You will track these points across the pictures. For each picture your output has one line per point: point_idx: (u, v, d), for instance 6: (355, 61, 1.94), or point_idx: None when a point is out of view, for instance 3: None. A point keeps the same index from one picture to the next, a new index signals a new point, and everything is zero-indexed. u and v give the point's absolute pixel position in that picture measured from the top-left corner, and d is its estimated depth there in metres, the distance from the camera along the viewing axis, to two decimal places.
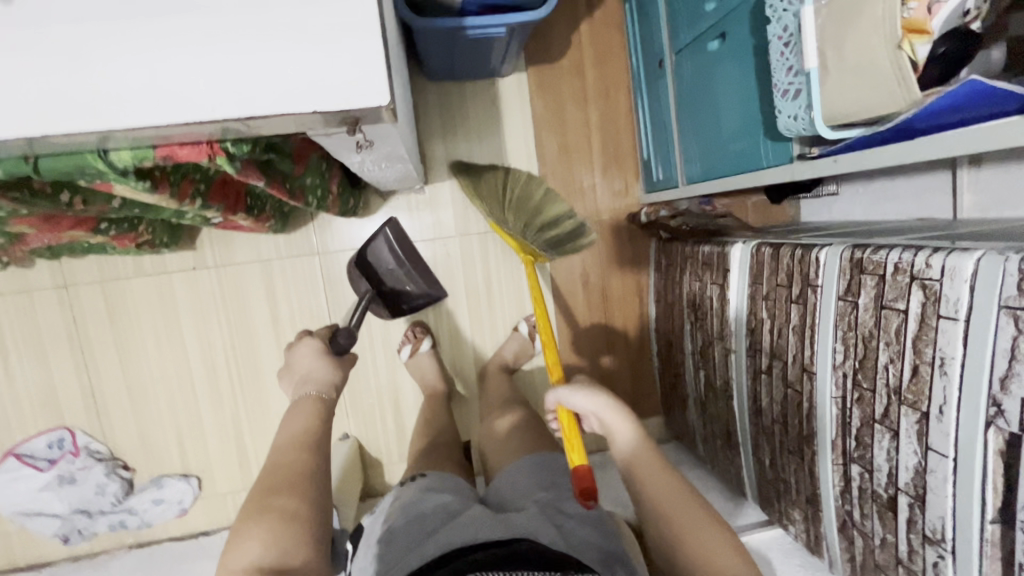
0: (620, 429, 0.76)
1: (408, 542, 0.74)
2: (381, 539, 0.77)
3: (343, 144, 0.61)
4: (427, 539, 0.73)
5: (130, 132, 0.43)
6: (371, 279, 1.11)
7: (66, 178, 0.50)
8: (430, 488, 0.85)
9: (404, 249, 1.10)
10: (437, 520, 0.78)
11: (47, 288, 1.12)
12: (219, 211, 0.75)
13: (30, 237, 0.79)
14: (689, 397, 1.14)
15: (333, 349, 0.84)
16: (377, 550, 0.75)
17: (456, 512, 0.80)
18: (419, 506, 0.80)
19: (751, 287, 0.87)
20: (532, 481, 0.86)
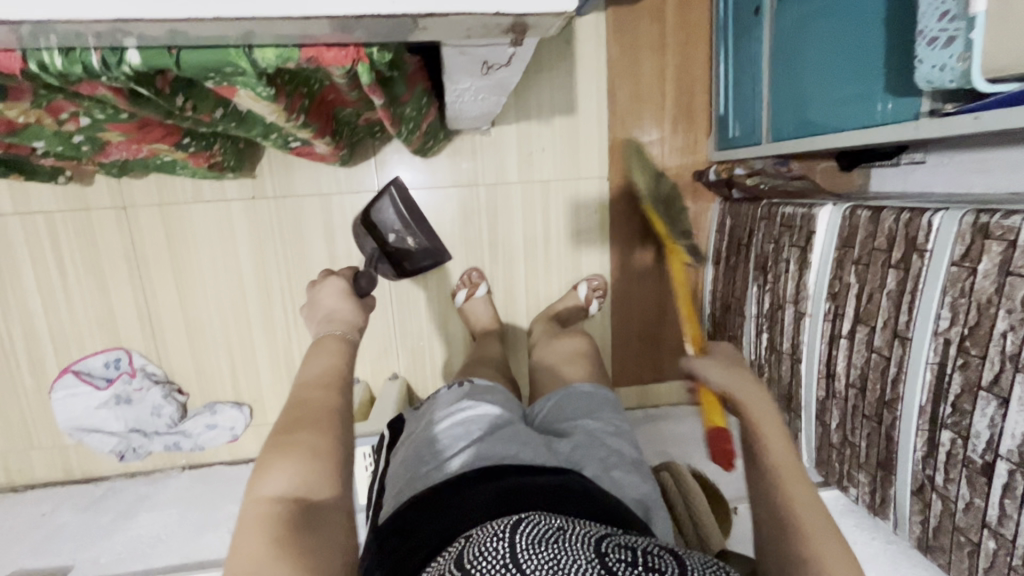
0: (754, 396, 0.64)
1: (446, 448, 0.72)
2: (422, 437, 0.76)
3: (468, 65, 0.58)
4: (467, 446, 0.71)
5: (285, 25, 0.40)
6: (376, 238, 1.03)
7: (199, 78, 0.47)
8: (473, 393, 0.82)
9: (409, 207, 1.03)
10: (482, 428, 0.74)
11: (106, 209, 1.11)
12: (312, 132, 0.72)
13: (112, 147, 0.76)
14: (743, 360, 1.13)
15: (355, 291, 0.79)
16: (417, 447, 0.75)
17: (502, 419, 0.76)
18: (464, 409, 0.78)
19: (839, 251, 0.86)
20: (579, 407, 0.84)
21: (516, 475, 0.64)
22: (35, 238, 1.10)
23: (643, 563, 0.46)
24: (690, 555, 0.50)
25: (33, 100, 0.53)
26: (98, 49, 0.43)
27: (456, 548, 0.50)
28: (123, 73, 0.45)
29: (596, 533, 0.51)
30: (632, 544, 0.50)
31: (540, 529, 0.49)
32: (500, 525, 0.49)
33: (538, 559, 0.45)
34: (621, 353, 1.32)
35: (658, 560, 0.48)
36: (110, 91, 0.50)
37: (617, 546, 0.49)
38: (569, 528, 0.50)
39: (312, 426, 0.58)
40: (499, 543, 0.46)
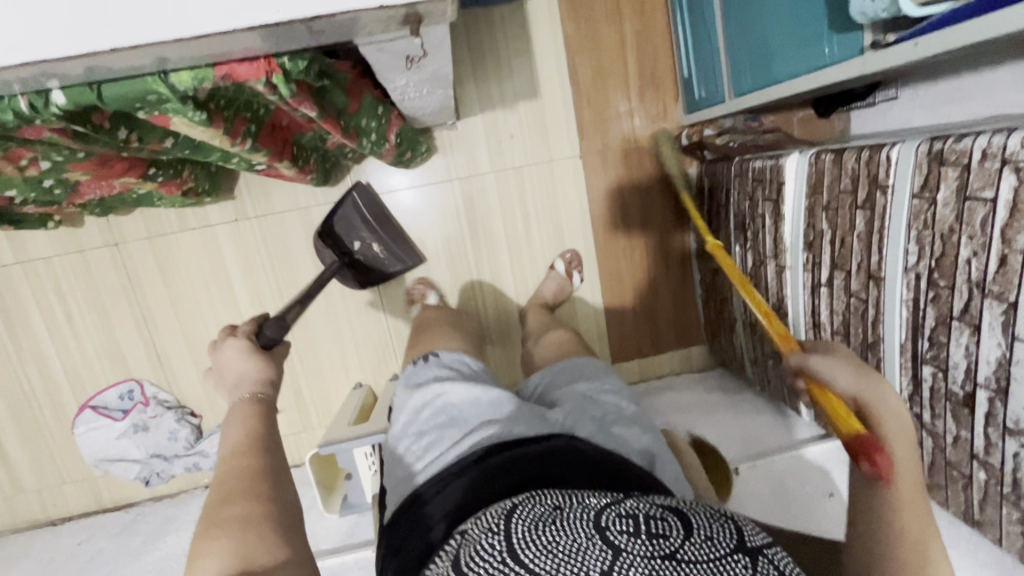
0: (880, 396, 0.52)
1: (437, 439, 0.71)
2: (407, 430, 0.75)
3: (393, 62, 0.58)
4: (457, 434, 0.70)
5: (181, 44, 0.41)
6: (339, 248, 1.12)
7: (126, 109, 0.49)
8: (445, 379, 0.80)
9: (373, 212, 1.11)
10: (466, 412, 0.73)
11: (99, 248, 1.15)
12: (268, 157, 0.74)
13: (85, 187, 0.79)
14: (736, 321, 1.12)
15: (262, 343, 0.74)
16: (406, 443, 0.74)
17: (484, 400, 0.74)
18: (443, 396, 0.76)
19: (809, 199, 0.84)
20: (570, 373, 0.86)
21: (507, 449, 0.64)
22: (39, 285, 1.15)
23: (645, 530, 0.45)
24: (696, 512, 0.49)
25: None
26: (25, 93, 0.45)
27: (452, 547, 0.51)
28: (54, 114, 0.47)
29: (595, 504, 0.49)
30: (635, 510, 0.48)
31: (535, 513, 0.49)
32: (494, 517, 0.50)
33: (533, 548, 0.45)
34: (617, 330, 1.32)
35: (662, 524, 0.46)
36: (54, 133, 0.53)
37: (617, 514, 0.47)
38: (566, 507, 0.49)
39: (242, 497, 0.56)
40: (493, 537, 0.47)
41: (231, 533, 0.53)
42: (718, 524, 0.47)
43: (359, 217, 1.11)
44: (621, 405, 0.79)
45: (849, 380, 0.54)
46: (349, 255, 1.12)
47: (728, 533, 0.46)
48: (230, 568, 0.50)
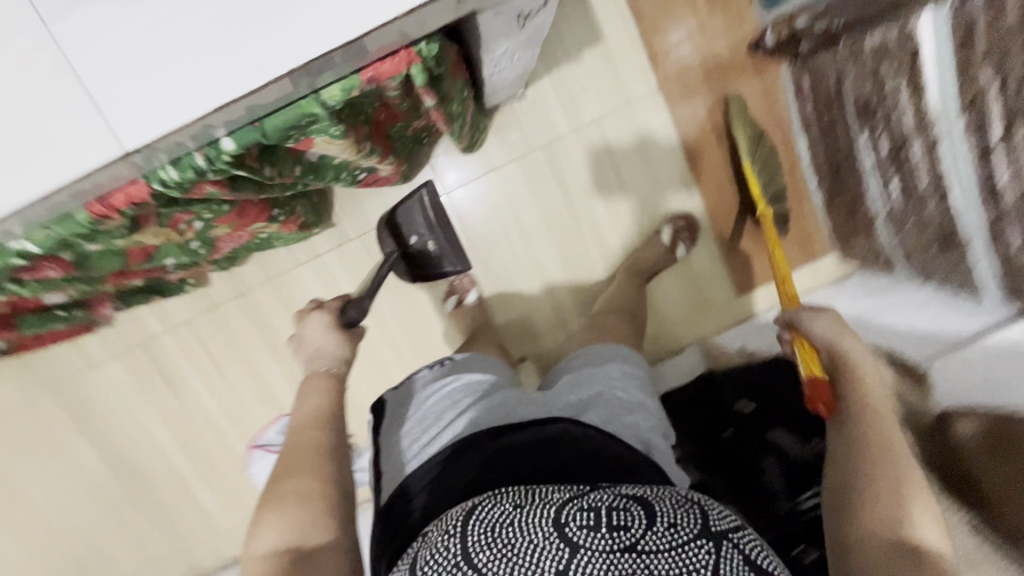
0: (856, 351, 0.73)
1: (437, 421, 0.75)
2: (416, 414, 0.77)
3: (504, 25, 0.56)
4: (459, 416, 0.73)
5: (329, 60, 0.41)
6: (397, 239, 1.08)
7: (281, 139, 0.50)
8: (459, 369, 0.82)
9: (437, 215, 1.06)
10: (472, 398, 0.76)
11: (229, 300, 1.23)
12: (378, 155, 0.73)
13: (223, 241, 0.83)
14: (876, 217, 1.03)
15: (342, 321, 0.82)
16: (411, 426, 0.77)
17: (499, 392, 0.76)
18: (452, 384, 0.79)
19: (958, 55, 0.74)
20: (599, 356, 0.84)
21: (502, 436, 0.67)
22: (188, 346, 1.24)
23: (607, 521, 0.51)
24: (660, 498, 0.55)
25: (160, 219, 0.59)
26: (199, 147, 0.46)
27: (412, 551, 0.56)
28: (224, 163, 0.49)
29: (563, 499, 0.55)
30: (597, 502, 0.53)
31: (495, 513, 0.54)
32: (456, 517, 0.55)
33: (487, 551, 0.50)
34: (737, 261, 1.24)
35: (624, 514, 0.52)
36: (215, 186, 0.55)
37: (579, 510, 0.52)
38: (525, 505, 0.54)
39: (302, 472, 0.67)
40: (449, 541, 0.52)
41: (287, 506, 0.63)
42: (680, 510, 0.53)
43: (421, 216, 1.06)
44: (631, 392, 0.78)
45: (820, 332, 0.77)
46: (404, 248, 1.08)
47: (690, 517, 0.52)
48: (284, 540, 0.61)
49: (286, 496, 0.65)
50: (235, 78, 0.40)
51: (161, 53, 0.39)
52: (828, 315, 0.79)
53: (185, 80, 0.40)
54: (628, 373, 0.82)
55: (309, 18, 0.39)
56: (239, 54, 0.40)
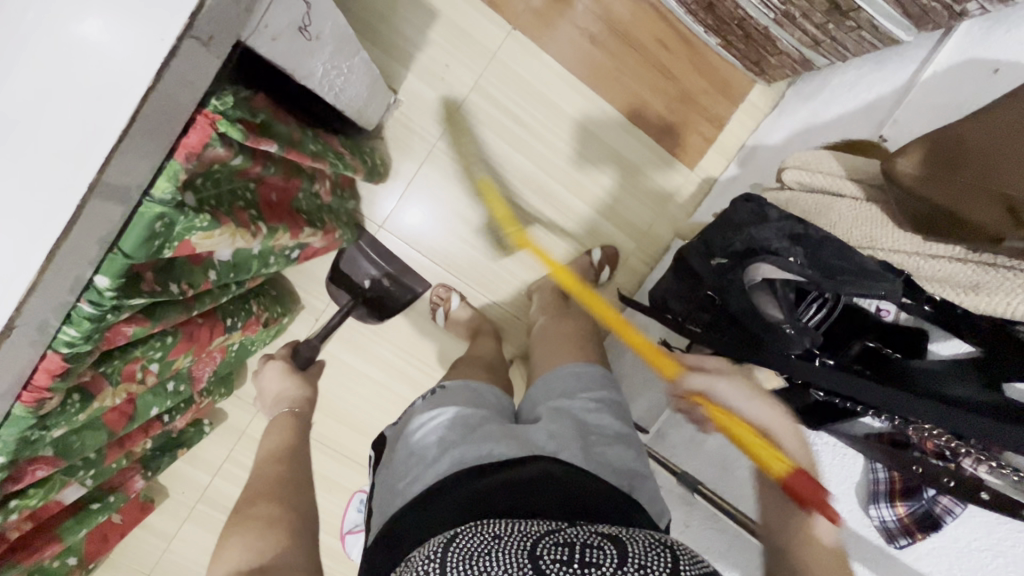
0: (782, 429, 0.61)
1: (418, 457, 0.67)
2: (400, 454, 0.69)
3: (294, 45, 0.59)
4: (437, 452, 0.65)
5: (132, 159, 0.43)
6: (350, 288, 1.20)
7: (153, 253, 0.51)
8: (445, 401, 0.74)
9: (380, 252, 1.20)
10: (456, 432, 0.67)
11: (252, 420, 1.26)
12: (287, 229, 0.74)
13: (196, 369, 0.86)
14: (767, 25, 1.00)
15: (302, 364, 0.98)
16: (395, 465, 0.69)
17: (483, 424, 0.68)
18: (441, 416, 0.70)
19: None
20: (582, 380, 0.77)
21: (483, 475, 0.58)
22: (239, 478, 1.28)
23: (580, 559, 0.42)
24: (635, 538, 0.46)
25: (109, 377, 0.62)
26: (81, 297, 0.49)
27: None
28: (111, 300, 0.50)
29: (536, 531, 0.46)
30: (572, 537, 0.45)
31: (472, 541, 0.45)
32: (434, 545, 0.47)
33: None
34: (672, 139, 1.24)
35: (597, 552, 0.43)
36: (130, 324, 0.57)
37: (552, 545, 0.44)
38: (506, 533, 0.46)
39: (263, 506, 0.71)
40: (427, 565, 0.44)
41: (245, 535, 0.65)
42: (652, 551, 0.44)
43: (366, 259, 1.18)
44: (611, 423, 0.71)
45: (760, 414, 0.63)
46: (363, 292, 1.20)
47: (663, 559, 0.43)
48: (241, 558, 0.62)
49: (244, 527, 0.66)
50: (39, 222, 0.41)
51: None
52: (727, 372, 0.69)
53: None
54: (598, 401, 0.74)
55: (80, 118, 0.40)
56: (28, 185, 0.40)
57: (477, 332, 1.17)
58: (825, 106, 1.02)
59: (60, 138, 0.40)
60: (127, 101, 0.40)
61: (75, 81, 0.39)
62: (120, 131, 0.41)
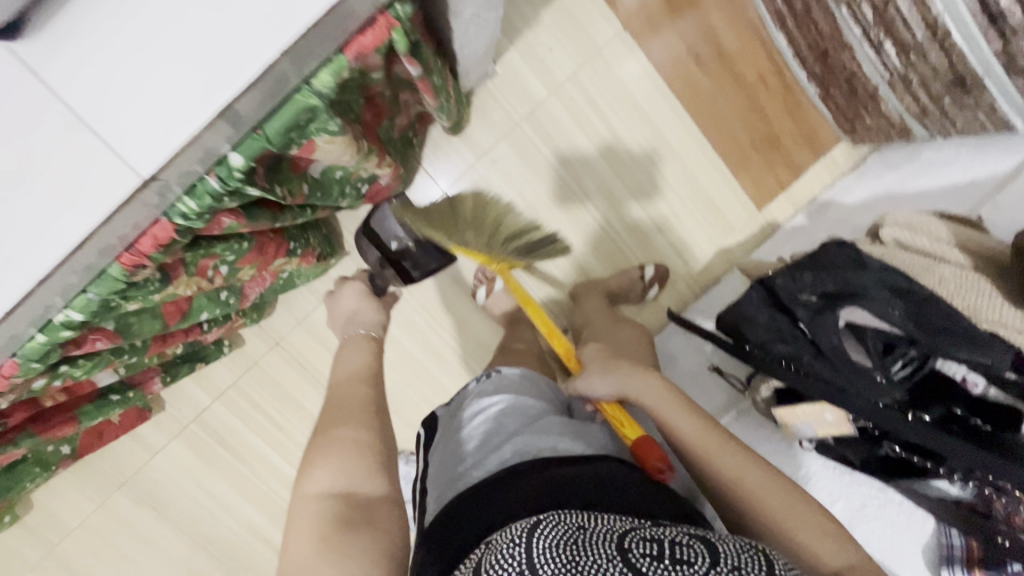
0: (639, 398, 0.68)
1: (480, 446, 0.66)
2: (457, 436, 0.69)
3: None
4: (502, 442, 0.65)
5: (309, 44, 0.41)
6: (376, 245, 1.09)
7: (286, 144, 0.50)
8: (504, 387, 0.73)
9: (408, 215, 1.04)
10: (516, 421, 0.68)
11: (267, 353, 1.23)
12: (375, 156, 0.72)
13: (248, 288, 0.84)
14: (878, 86, 1.00)
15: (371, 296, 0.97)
16: (452, 446, 0.69)
17: (547, 417, 0.68)
18: (500, 405, 0.70)
19: None
20: None
21: (553, 468, 0.58)
22: (241, 409, 1.24)
23: (671, 555, 0.44)
24: (724, 540, 0.48)
25: (187, 267, 0.60)
26: (210, 170, 0.46)
27: (476, 555, 0.48)
28: (238, 183, 0.49)
29: (622, 526, 0.47)
30: (658, 533, 0.47)
31: (557, 531, 0.46)
32: (517, 527, 0.47)
33: (556, 563, 0.43)
34: (748, 176, 1.24)
35: (688, 550, 0.45)
36: (230, 216, 0.56)
37: (643, 541, 0.45)
38: (592, 525, 0.47)
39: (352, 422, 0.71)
40: (512, 548, 0.45)
41: (339, 452, 0.67)
42: (746, 555, 0.46)
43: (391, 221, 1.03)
44: None
45: (605, 390, 0.69)
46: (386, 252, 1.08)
47: (756, 561, 0.45)
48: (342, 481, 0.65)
49: (338, 443, 0.68)
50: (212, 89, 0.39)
51: (150, 72, 0.39)
52: (597, 360, 0.73)
53: (165, 109, 0.39)
54: None
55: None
56: (214, 53, 0.39)
57: (517, 318, 1.16)
58: (912, 177, 1.03)
59: (252, 9, 0.38)
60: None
61: None
62: (319, 12, 0.39)
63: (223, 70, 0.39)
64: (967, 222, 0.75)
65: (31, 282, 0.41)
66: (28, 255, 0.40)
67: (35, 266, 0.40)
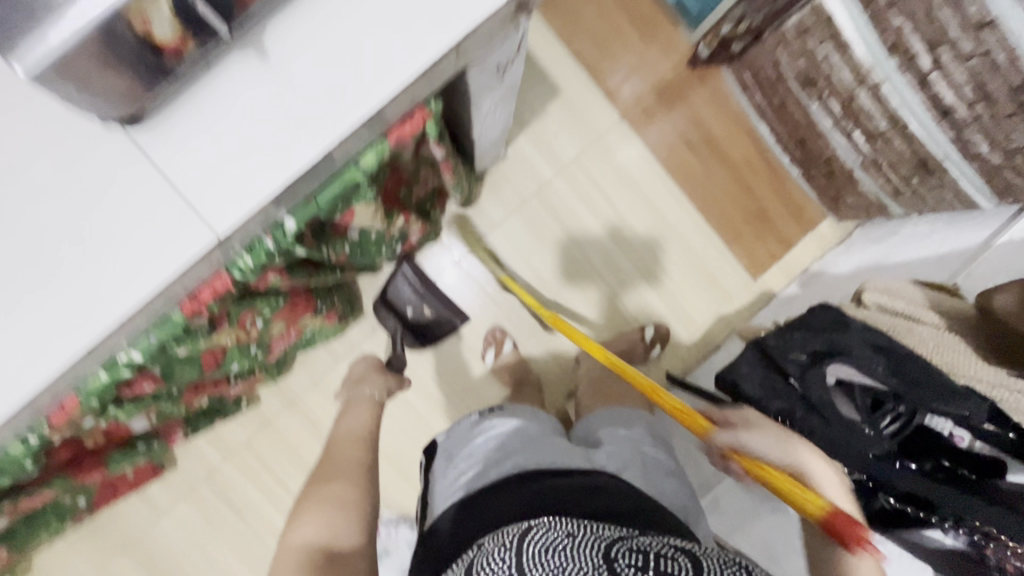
0: (812, 465, 0.62)
1: (484, 460, 0.70)
2: (462, 453, 0.74)
3: (486, 81, 0.66)
4: (504, 457, 0.69)
5: (368, 131, 0.50)
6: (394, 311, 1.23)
7: (332, 210, 0.58)
8: (509, 414, 0.79)
9: (417, 275, 1.22)
10: (518, 441, 0.72)
11: (281, 412, 1.26)
12: (401, 225, 0.81)
13: (275, 343, 0.90)
14: (853, 168, 1.11)
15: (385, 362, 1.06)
16: (455, 465, 0.73)
17: (547, 437, 0.73)
18: (505, 427, 0.75)
19: (869, 10, 0.86)
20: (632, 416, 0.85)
21: (550, 476, 0.62)
22: (250, 469, 1.26)
23: (655, 566, 0.46)
24: (709, 556, 0.50)
25: (231, 318, 0.66)
26: (267, 232, 0.54)
27: (467, 557, 0.53)
28: (289, 243, 0.56)
29: (609, 537, 0.50)
30: (647, 548, 0.48)
31: (549, 538, 0.49)
32: (509, 535, 0.51)
33: (543, 569, 0.46)
34: (741, 248, 1.32)
35: (671, 563, 0.46)
36: (276, 273, 0.63)
37: (628, 551, 0.47)
38: (580, 534, 0.50)
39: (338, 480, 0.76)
40: (504, 552, 0.48)
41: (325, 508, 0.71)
42: (728, 569, 0.48)
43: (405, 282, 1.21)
44: (663, 458, 0.77)
45: (770, 448, 0.64)
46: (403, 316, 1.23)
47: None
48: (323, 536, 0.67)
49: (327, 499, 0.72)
50: (284, 166, 0.46)
51: (237, 152, 0.46)
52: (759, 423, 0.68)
53: (246, 182, 0.46)
54: (653, 441, 0.80)
55: (345, 90, 0.46)
56: (290, 136, 0.46)
57: (523, 380, 1.20)
58: (892, 250, 1.10)
59: (325, 102, 0.46)
60: (387, 88, 0.46)
61: (362, 63, 0.46)
62: (376, 107, 0.47)
63: (297, 150, 0.46)
64: (943, 288, 0.81)
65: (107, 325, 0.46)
66: (110, 301, 0.45)
67: (115, 311, 0.45)
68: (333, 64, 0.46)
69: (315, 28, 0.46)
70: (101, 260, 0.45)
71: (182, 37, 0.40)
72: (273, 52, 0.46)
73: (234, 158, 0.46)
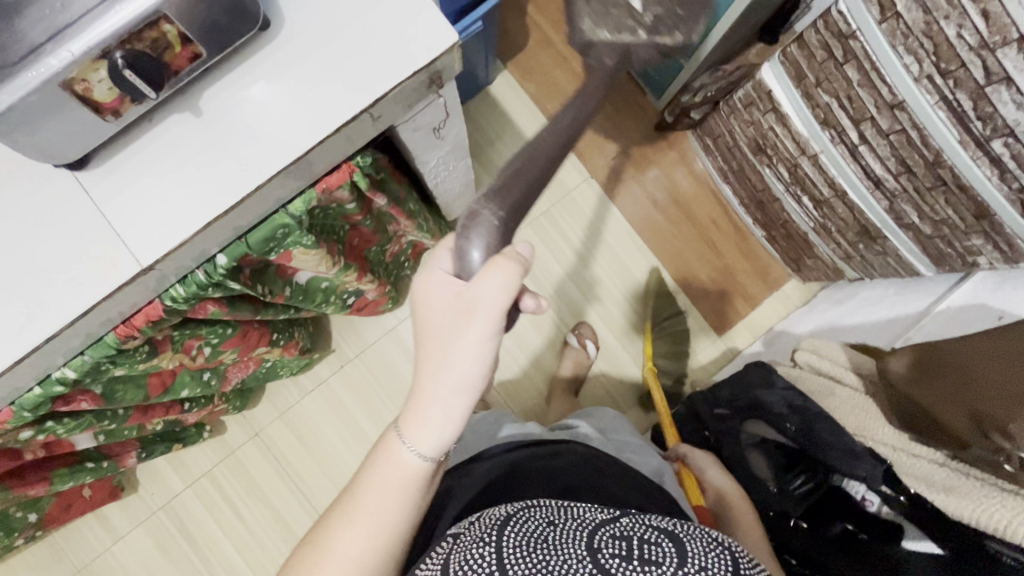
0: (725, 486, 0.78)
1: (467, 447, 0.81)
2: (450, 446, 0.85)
3: (424, 138, 0.72)
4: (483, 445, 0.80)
5: (295, 178, 0.56)
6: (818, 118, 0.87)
7: (265, 250, 0.64)
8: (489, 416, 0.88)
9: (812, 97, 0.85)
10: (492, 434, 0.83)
11: (246, 443, 1.29)
12: (355, 272, 0.85)
13: (231, 371, 0.94)
14: (806, 232, 1.15)
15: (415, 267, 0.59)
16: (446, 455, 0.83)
17: (510, 430, 0.83)
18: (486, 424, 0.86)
19: (800, 87, 0.91)
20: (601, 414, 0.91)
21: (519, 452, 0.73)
22: (209, 499, 1.27)
23: (638, 554, 0.47)
24: (693, 535, 0.51)
25: (172, 344, 0.71)
26: (199, 266, 0.60)
27: (441, 550, 0.53)
28: (221, 275, 0.62)
29: (592, 522, 0.52)
30: (629, 532, 0.50)
31: (528, 529, 0.50)
32: (489, 526, 0.52)
33: (522, 564, 0.47)
34: (707, 304, 1.35)
35: (655, 550, 0.48)
36: (214, 304, 0.68)
37: (609, 538, 0.49)
38: (561, 522, 0.51)
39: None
40: (484, 547, 0.48)
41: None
42: (712, 552, 0.49)
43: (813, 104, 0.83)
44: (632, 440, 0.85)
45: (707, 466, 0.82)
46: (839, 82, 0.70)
47: (723, 560, 0.48)
48: None
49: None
50: (213, 203, 0.52)
51: (177, 189, 0.52)
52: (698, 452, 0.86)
53: (187, 212, 0.52)
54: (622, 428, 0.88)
55: (268, 144, 0.53)
56: (224, 177, 0.52)
57: None
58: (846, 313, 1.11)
59: (251, 152, 0.53)
60: (305, 143, 0.53)
61: (285, 119, 0.53)
62: (293, 159, 0.53)
63: (225, 190, 0.52)
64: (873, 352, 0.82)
65: (42, 334, 0.50)
66: (42, 320, 0.50)
67: (55, 321, 0.50)
68: (260, 120, 0.53)
69: (246, 92, 0.53)
70: (54, 280, 0.51)
71: (120, 98, 0.47)
72: (207, 110, 0.53)
73: (172, 195, 0.52)
